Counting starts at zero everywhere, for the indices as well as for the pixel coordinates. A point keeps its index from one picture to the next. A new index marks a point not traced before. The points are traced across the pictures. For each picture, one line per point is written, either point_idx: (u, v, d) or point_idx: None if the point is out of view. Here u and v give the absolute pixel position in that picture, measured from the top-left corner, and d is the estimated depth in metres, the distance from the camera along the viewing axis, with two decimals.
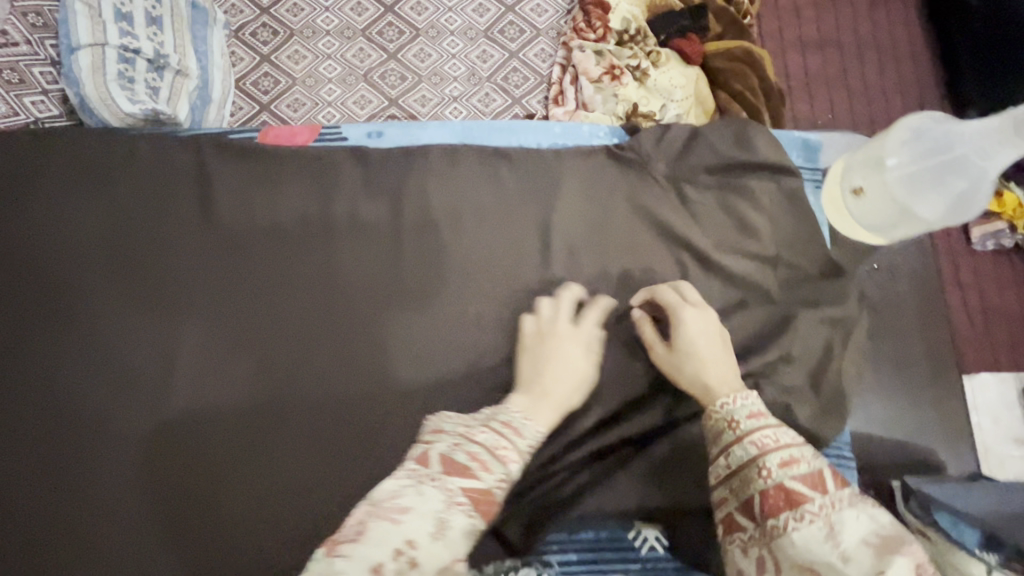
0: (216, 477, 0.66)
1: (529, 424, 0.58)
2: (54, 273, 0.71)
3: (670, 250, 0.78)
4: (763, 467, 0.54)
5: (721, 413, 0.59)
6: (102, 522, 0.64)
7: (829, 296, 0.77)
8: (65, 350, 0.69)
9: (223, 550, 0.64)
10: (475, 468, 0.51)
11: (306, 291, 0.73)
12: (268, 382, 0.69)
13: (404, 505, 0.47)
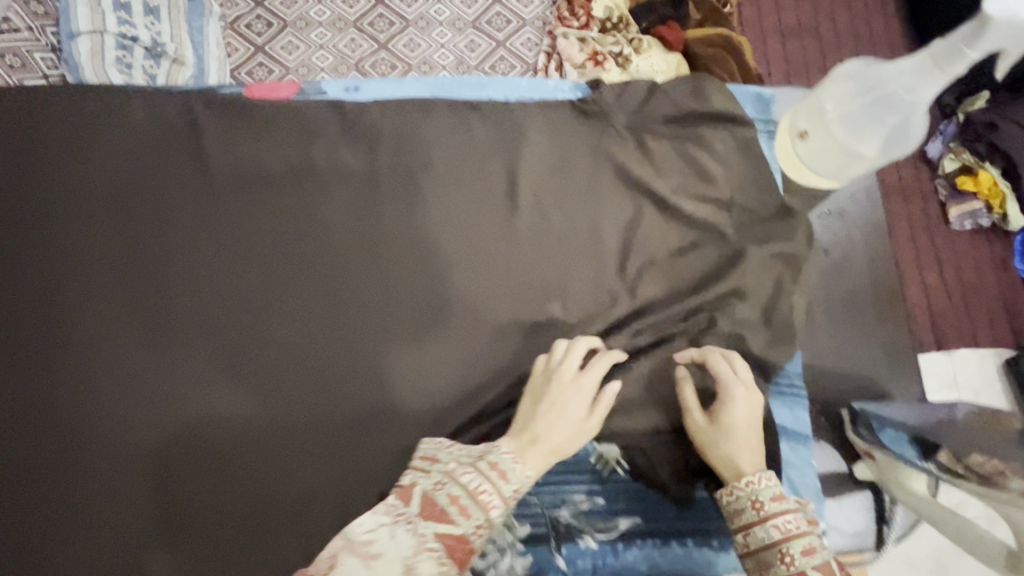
0: (214, 484, 0.72)
1: (517, 467, 0.62)
2: (63, 255, 0.77)
3: (631, 195, 0.83)
4: (786, 554, 0.58)
5: (745, 492, 0.63)
6: (93, 464, 0.71)
7: (779, 233, 0.81)
8: (62, 306, 0.76)
9: (220, 551, 0.70)
10: (452, 513, 0.56)
11: (294, 240, 0.79)
12: (265, 393, 0.75)
13: (376, 550, 0.54)
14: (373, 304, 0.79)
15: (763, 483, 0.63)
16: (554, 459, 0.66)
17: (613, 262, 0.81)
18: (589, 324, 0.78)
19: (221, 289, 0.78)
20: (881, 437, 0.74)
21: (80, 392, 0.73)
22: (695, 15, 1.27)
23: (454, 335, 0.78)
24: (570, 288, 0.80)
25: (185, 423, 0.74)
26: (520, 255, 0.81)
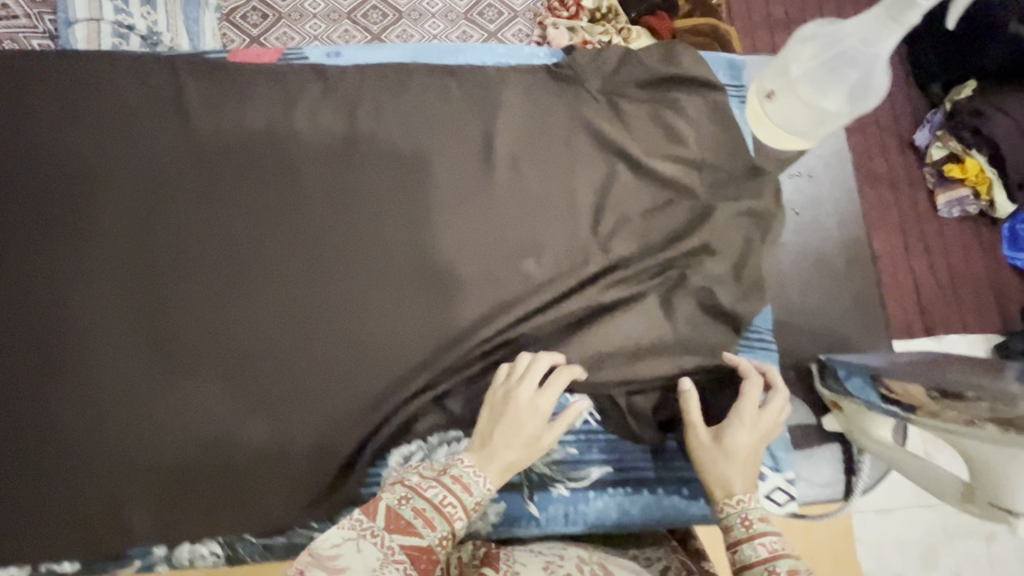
0: (194, 437, 0.71)
1: (479, 482, 0.61)
2: (36, 207, 0.76)
3: (605, 157, 0.85)
4: (771, 570, 0.55)
5: (737, 509, 0.62)
6: (64, 413, 0.71)
7: (748, 191, 0.83)
8: (31, 255, 0.75)
9: (205, 501, 0.71)
10: (418, 525, 0.55)
11: (271, 194, 0.79)
12: (239, 342, 0.74)
13: (341, 563, 0.50)
14: (350, 257, 0.78)
15: (754, 504, 0.62)
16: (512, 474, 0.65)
17: (586, 220, 0.83)
18: (563, 279, 0.80)
19: (195, 242, 0.77)
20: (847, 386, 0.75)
21: (49, 342, 0.72)
22: (684, 6, 1.29)
23: (434, 286, 0.79)
24: (545, 247, 0.81)
25: (156, 375, 0.73)
26: (497, 212, 0.82)
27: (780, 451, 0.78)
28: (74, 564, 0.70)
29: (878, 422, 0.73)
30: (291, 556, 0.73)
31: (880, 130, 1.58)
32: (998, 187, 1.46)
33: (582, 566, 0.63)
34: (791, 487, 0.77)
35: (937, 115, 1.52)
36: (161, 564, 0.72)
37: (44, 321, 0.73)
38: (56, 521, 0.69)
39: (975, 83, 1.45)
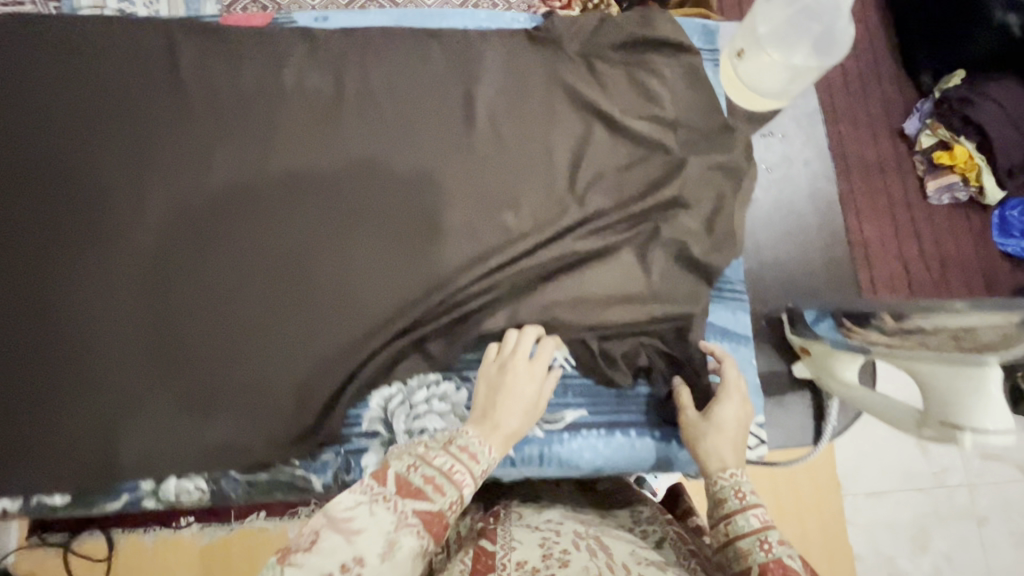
0: (191, 378, 0.75)
1: (485, 451, 0.63)
2: (35, 161, 0.78)
3: (581, 116, 0.88)
4: (764, 541, 0.57)
5: (729, 482, 0.63)
6: (66, 354, 0.74)
7: (719, 145, 0.86)
8: (25, 204, 0.77)
9: (201, 439, 0.74)
10: (428, 492, 0.57)
11: (258, 148, 0.82)
12: (231, 289, 0.77)
13: (358, 526, 0.53)
14: (334, 208, 0.81)
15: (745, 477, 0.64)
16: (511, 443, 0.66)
17: (563, 176, 0.86)
18: (540, 230, 0.83)
19: (181, 195, 0.79)
20: (817, 330, 0.77)
21: (43, 286, 0.75)
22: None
23: (420, 237, 0.82)
24: (523, 202, 0.84)
25: (144, 316, 0.75)
26: (476, 168, 0.85)
27: (752, 398, 0.80)
28: (64, 496, 0.73)
29: (844, 364, 0.75)
30: (272, 491, 0.76)
31: (871, 117, 1.60)
32: (988, 172, 1.48)
33: (577, 541, 0.62)
34: (761, 432, 0.79)
35: (927, 104, 1.56)
36: (148, 497, 0.75)
37: (38, 266, 0.76)
38: (65, 453, 0.73)
39: (964, 71, 1.50)
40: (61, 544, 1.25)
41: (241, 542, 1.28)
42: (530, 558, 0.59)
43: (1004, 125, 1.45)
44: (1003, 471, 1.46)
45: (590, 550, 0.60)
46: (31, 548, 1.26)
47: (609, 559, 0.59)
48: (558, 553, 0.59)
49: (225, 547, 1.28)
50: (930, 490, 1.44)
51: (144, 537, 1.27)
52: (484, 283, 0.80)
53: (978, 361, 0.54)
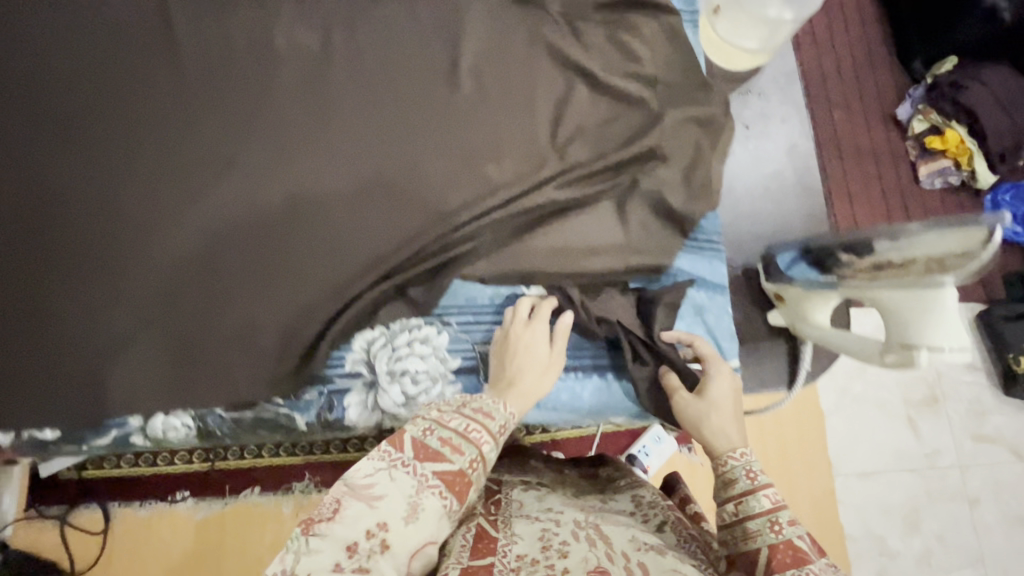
0: (187, 324, 0.77)
1: (500, 408, 0.64)
2: (34, 119, 0.81)
3: (564, 73, 0.90)
4: (775, 522, 0.55)
5: (740, 460, 0.62)
6: (66, 302, 0.76)
7: (698, 99, 0.89)
8: (23, 157, 0.79)
9: (199, 381, 0.76)
10: (446, 453, 0.56)
11: (250, 102, 0.84)
12: (224, 238, 0.79)
13: (379, 492, 0.52)
14: (322, 161, 0.83)
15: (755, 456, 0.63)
16: (529, 398, 0.69)
17: (544, 130, 0.88)
18: (522, 181, 0.85)
19: (172, 145, 0.81)
20: (791, 274, 0.78)
21: (34, 229, 0.78)
22: None
23: (408, 190, 0.83)
24: (506, 155, 0.86)
25: (132, 260, 0.77)
26: (459, 121, 0.87)
27: (727, 344, 0.82)
28: (54, 431, 0.75)
29: (814, 307, 0.77)
30: (258, 428, 0.79)
31: (865, 106, 1.61)
32: (979, 157, 1.49)
33: (576, 532, 0.60)
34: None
35: (919, 90, 1.56)
36: (136, 434, 0.77)
37: (36, 214, 0.78)
38: (67, 397, 0.75)
39: (955, 57, 1.52)
40: (57, 517, 1.23)
41: (235, 519, 1.27)
42: (530, 551, 0.58)
43: (994, 110, 1.46)
44: (994, 452, 1.46)
45: (589, 540, 0.58)
46: (28, 521, 1.23)
47: (608, 548, 0.57)
48: (558, 544, 0.57)
49: (219, 523, 1.27)
50: (923, 472, 1.43)
51: (138, 512, 1.26)
52: (468, 231, 0.82)
53: (933, 282, 0.56)
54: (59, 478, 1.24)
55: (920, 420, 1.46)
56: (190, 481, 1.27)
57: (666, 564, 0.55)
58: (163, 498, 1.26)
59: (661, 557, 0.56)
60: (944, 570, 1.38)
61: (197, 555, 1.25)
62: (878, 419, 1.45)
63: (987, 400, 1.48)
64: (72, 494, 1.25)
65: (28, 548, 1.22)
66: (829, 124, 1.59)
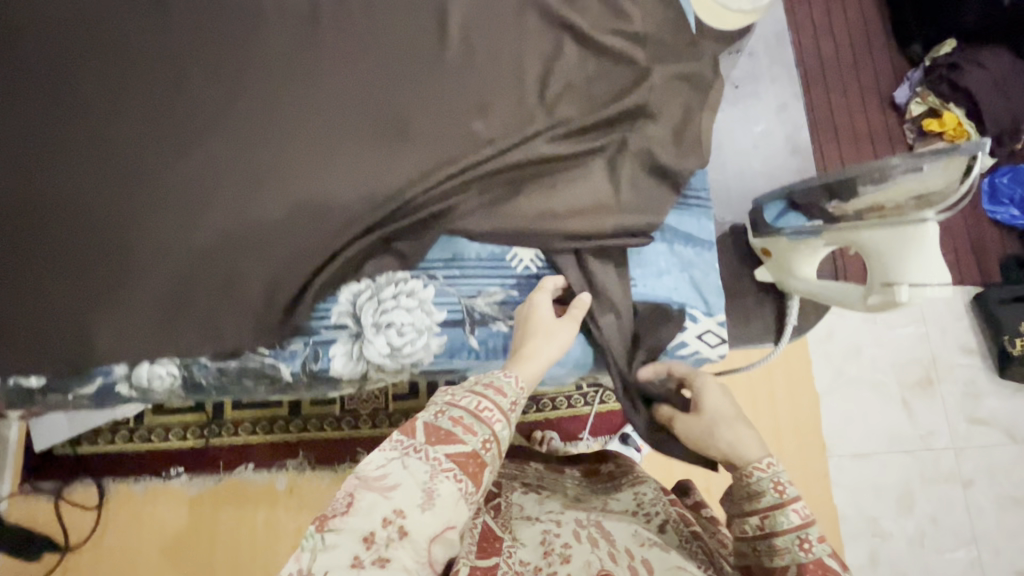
0: (176, 278, 0.77)
1: (511, 382, 0.64)
2: (25, 74, 0.81)
3: (553, 32, 0.90)
4: (804, 540, 0.57)
5: (767, 473, 0.61)
6: (58, 255, 0.76)
7: (685, 57, 0.89)
8: (15, 112, 0.79)
9: (190, 335, 0.77)
10: (458, 433, 0.58)
11: (237, 56, 0.84)
12: (213, 191, 0.79)
13: (392, 482, 0.53)
14: (306, 116, 0.82)
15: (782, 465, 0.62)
16: (534, 370, 0.68)
17: (533, 87, 0.87)
18: (510, 136, 0.84)
19: (159, 100, 0.81)
20: (778, 226, 0.81)
21: (19, 178, 0.78)
22: None
23: (395, 146, 0.83)
24: (495, 112, 0.85)
25: (119, 211, 0.78)
26: (447, 77, 0.86)
27: (712, 299, 0.86)
28: (39, 379, 0.76)
29: (800, 261, 0.79)
30: (245, 378, 0.80)
31: (862, 92, 1.58)
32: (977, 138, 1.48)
33: (578, 532, 0.63)
34: (721, 332, 0.85)
35: (916, 73, 1.55)
36: (121, 382, 0.78)
37: (27, 169, 0.78)
38: (59, 351, 0.75)
39: (954, 40, 1.50)
40: (52, 492, 1.22)
41: (230, 496, 1.26)
42: (534, 558, 0.61)
43: (992, 92, 1.46)
44: (989, 435, 1.43)
45: (591, 541, 0.62)
46: (24, 496, 1.22)
47: (611, 547, 0.61)
48: (559, 549, 0.61)
49: (213, 501, 1.25)
50: (917, 453, 1.41)
51: (133, 488, 1.25)
52: (455, 184, 0.81)
53: (915, 219, 0.63)
54: (54, 453, 1.23)
55: (915, 402, 1.44)
56: (184, 456, 1.25)
57: (670, 560, 0.58)
58: (158, 474, 1.25)
59: (665, 554, 0.60)
60: (936, 551, 1.36)
61: (192, 532, 1.24)
62: (872, 401, 1.43)
63: (983, 382, 1.46)
64: (64, 470, 1.23)
65: (25, 523, 1.21)
66: (826, 108, 1.56)
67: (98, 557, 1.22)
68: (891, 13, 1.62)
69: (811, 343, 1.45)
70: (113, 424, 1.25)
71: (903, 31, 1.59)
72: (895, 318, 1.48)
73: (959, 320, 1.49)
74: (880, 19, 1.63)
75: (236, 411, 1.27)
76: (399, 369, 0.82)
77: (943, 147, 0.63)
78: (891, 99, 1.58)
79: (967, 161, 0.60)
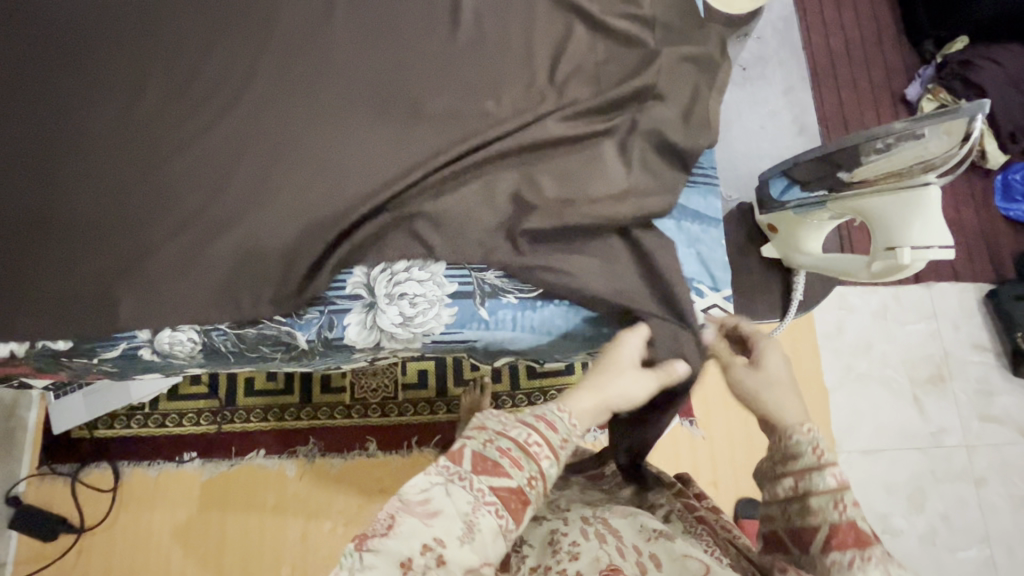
0: (197, 252, 0.79)
1: (562, 418, 0.61)
2: (61, 60, 0.85)
3: (563, 16, 0.92)
4: (839, 501, 0.57)
5: (807, 436, 0.61)
6: (85, 230, 0.79)
7: (693, 41, 0.91)
8: (50, 96, 0.84)
9: (209, 307, 0.79)
10: (506, 466, 0.54)
11: (258, 41, 0.87)
12: (233, 167, 0.82)
13: (434, 508, 0.50)
14: (323, 98, 0.85)
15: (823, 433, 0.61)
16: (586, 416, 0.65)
17: (543, 70, 0.89)
18: (521, 115, 0.86)
19: (183, 81, 0.85)
20: (785, 200, 0.87)
21: (52, 151, 0.81)
22: None
23: (408, 125, 0.85)
24: (507, 92, 0.87)
25: (144, 188, 0.81)
26: (459, 60, 0.88)
27: (718, 274, 0.88)
28: (67, 343, 0.80)
29: (806, 237, 0.87)
30: (264, 345, 0.84)
31: (873, 86, 1.57)
32: (988, 137, 1.49)
33: (585, 530, 0.62)
34: (726, 307, 0.87)
35: (929, 70, 1.54)
36: (144, 347, 0.81)
37: (58, 147, 0.82)
38: (84, 321, 0.78)
39: (966, 38, 1.51)
40: (69, 474, 1.24)
41: (240, 481, 1.27)
42: (542, 559, 0.60)
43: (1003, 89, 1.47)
44: (1002, 433, 1.42)
45: (599, 536, 0.61)
46: (41, 478, 1.24)
47: (619, 542, 0.60)
48: (566, 546, 0.60)
49: (224, 485, 1.27)
50: (928, 450, 1.39)
51: (148, 472, 1.26)
52: (468, 163, 0.83)
53: (920, 183, 0.70)
54: (71, 436, 1.25)
55: (926, 399, 1.43)
56: (198, 442, 1.27)
57: (676, 550, 0.58)
58: (171, 459, 1.27)
59: (671, 544, 0.59)
60: (948, 550, 1.33)
61: (203, 516, 1.25)
62: (883, 398, 1.42)
63: (995, 380, 1.45)
64: (81, 453, 1.25)
65: (42, 505, 1.23)
66: (837, 102, 1.55)
67: (111, 541, 1.23)
68: (900, 8, 1.62)
69: (820, 338, 1.44)
70: (129, 409, 1.27)
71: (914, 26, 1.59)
72: (905, 314, 1.47)
73: (971, 316, 1.48)
74: (890, 14, 1.63)
75: (249, 398, 1.30)
76: (411, 338, 0.85)
77: (941, 110, 0.65)
78: (902, 96, 1.57)
79: (967, 122, 0.63)
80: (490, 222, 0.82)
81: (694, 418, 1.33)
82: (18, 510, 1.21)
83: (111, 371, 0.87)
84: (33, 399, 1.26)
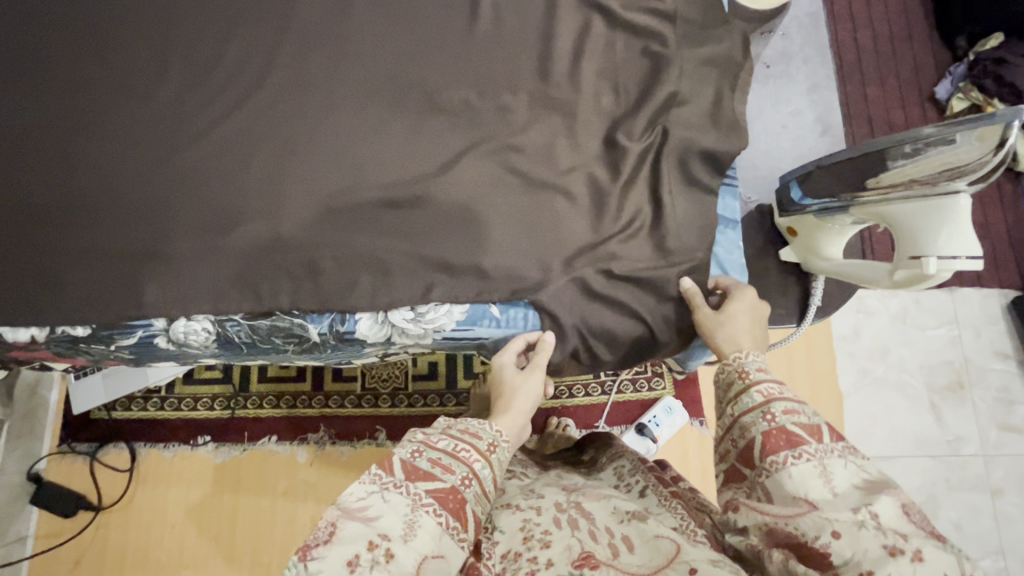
0: (214, 239, 0.80)
1: (485, 428, 0.66)
2: (86, 46, 0.86)
3: (586, 10, 0.89)
4: (767, 412, 0.59)
5: (733, 364, 0.66)
6: (105, 213, 0.80)
7: (715, 41, 0.89)
8: (74, 82, 0.85)
9: (222, 292, 0.80)
10: (437, 473, 0.58)
11: (276, 32, 0.87)
12: (249, 158, 0.82)
13: (374, 513, 0.53)
14: (335, 89, 0.84)
15: (749, 358, 0.67)
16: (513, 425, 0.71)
17: (563, 63, 0.87)
18: (536, 115, 0.85)
19: (203, 66, 0.86)
20: (804, 204, 0.88)
21: (75, 135, 0.83)
22: None
23: (423, 121, 0.84)
24: (525, 89, 0.86)
25: (166, 173, 0.81)
26: (477, 53, 0.87)
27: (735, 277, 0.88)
28: (85, 329, 0.81)
29: (824, 242, 0.87)
30: (274, 336, 0.83)
31: (901, 83, 1.52)
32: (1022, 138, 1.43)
33: (558, 518, 0.61)
34: None
35: (959, 67, 1.48)
36: (160, 336, 0.82)
37: (82, 132, 0.83)
38: (104, 304, 0.80)
39: (1001, 34, 1.42)
40: (87, 454, 1.27)
41: (252, 464, 1.29)
42: (512, 545, 0.59)
43: None
44: (1021, 443, 1.38)
45: (571, 524, 0.59)
46: (61, 455, 1.27)
47: (591, 526, 0.59)
48: (538, 534, 0.59)
49: (237, 468, 1.29)
50: (943, 458, 1.37)
51: (163, 453, 1.29)
52: (482, 161, 0.83)
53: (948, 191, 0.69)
54: (90, 417, 1.28)
55: (944, 406, 1.40)
56: (212, 427, 1.30)
57: (648, 530, 0.57)
58: (186, 442, 1.29)
59: (644, 525, 0.58)
60: None
61: (216, 496, 1.28)
62: (899, 403, 1.39)
63: (1016, 389, 1.41)
64: (99, 434, 1.28)
65: (61, 482, 1.26)
66: (862, 100, 1.50)
67: (125, 519, 1.26)
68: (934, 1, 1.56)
69: (836, 341, 1.42)
70: (146, 391, 1.29)
71: (945, 22, 1.53)
72: (925, 320, 1.44)
73: (994, 324, 1.44)
74: (923, 9, 1.57)
75: (262, 384, 1.31)
76: (422, 334, 0.84)
77: (976, 116, 0.64)
78: (931, 95, 1.52)
79: (1002, 132, 0.62)
80: (507, 221, 0.81)
81: (703, 419, 1.32)
82: (38, 487, 1.24)
83: (127, 358, 0.88)
84: (54, 379, 1.30)
